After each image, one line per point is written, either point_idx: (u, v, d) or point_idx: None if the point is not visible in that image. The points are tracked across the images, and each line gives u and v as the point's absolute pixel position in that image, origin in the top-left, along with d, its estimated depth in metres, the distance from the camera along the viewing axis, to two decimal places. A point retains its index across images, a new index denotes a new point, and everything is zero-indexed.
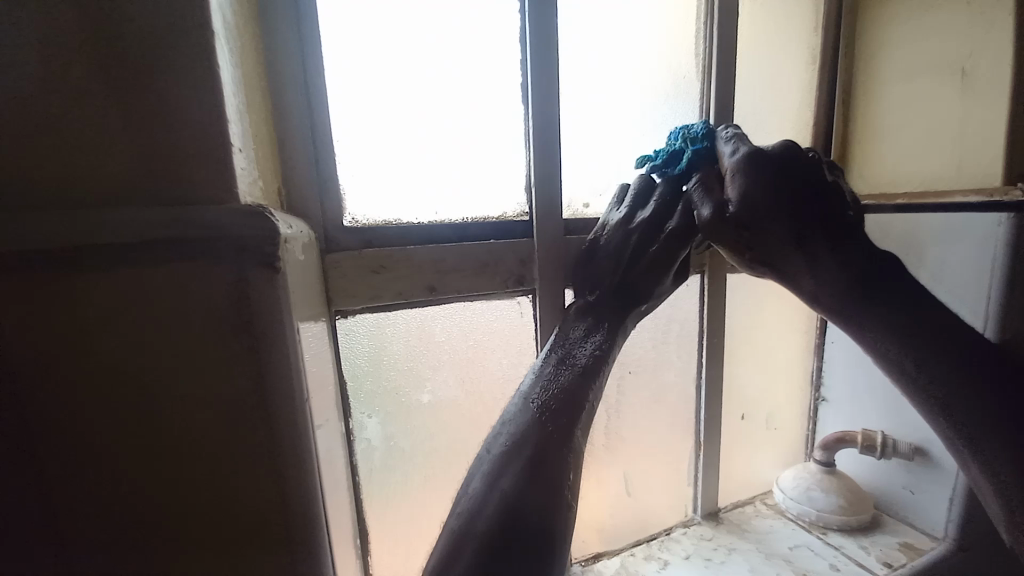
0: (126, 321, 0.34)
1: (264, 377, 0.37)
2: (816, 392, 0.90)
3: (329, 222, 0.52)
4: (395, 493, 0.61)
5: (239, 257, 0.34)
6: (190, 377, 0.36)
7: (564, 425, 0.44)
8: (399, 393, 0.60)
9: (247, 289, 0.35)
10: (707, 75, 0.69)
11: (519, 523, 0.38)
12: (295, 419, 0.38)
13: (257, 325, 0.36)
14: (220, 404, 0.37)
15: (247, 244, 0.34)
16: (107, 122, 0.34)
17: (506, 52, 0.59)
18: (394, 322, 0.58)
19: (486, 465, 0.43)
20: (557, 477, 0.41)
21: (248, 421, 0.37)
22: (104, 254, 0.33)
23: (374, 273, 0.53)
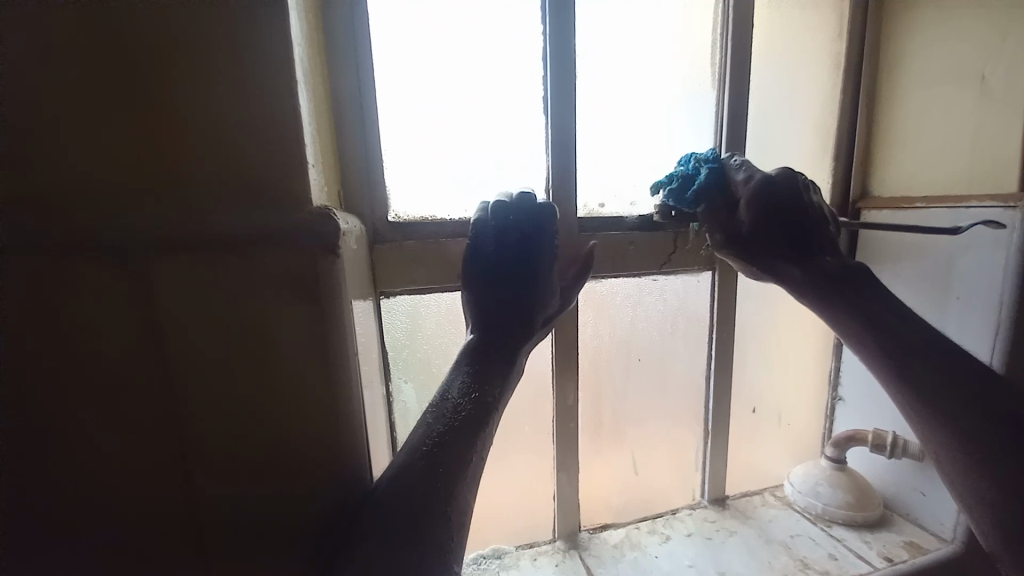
0: (215, 298, 0.42)
1: (324, 345, 0.45)
2: (832, 392, 0.92)
3: (377, 218, 0.62)
4: None
5: (311, 244, 0.43)
6: (264, 345, 0.44)
7: (474, 430, 0.46)
8: (431, 365, 0.70)
9: (315, 270, 0.43)
10: (721, 85, 0.74)
11: (425, 509, 0.41)
12: (347, 380, 0.47)
13: (321, 303, 0.44)
14: (287, 369, 0.44)
15: (316, 237, 0.43)
16: (199, 134, 0.41)
17: (531, 70, 0.67)
18: (428, 304, 0.68)
19: (400, 467, 0.44)
20: (462, 469, 0.44)
21: (308, 383, 0.45)
22: (200, 243, 0.41)
23: (412, 261, 0.63)
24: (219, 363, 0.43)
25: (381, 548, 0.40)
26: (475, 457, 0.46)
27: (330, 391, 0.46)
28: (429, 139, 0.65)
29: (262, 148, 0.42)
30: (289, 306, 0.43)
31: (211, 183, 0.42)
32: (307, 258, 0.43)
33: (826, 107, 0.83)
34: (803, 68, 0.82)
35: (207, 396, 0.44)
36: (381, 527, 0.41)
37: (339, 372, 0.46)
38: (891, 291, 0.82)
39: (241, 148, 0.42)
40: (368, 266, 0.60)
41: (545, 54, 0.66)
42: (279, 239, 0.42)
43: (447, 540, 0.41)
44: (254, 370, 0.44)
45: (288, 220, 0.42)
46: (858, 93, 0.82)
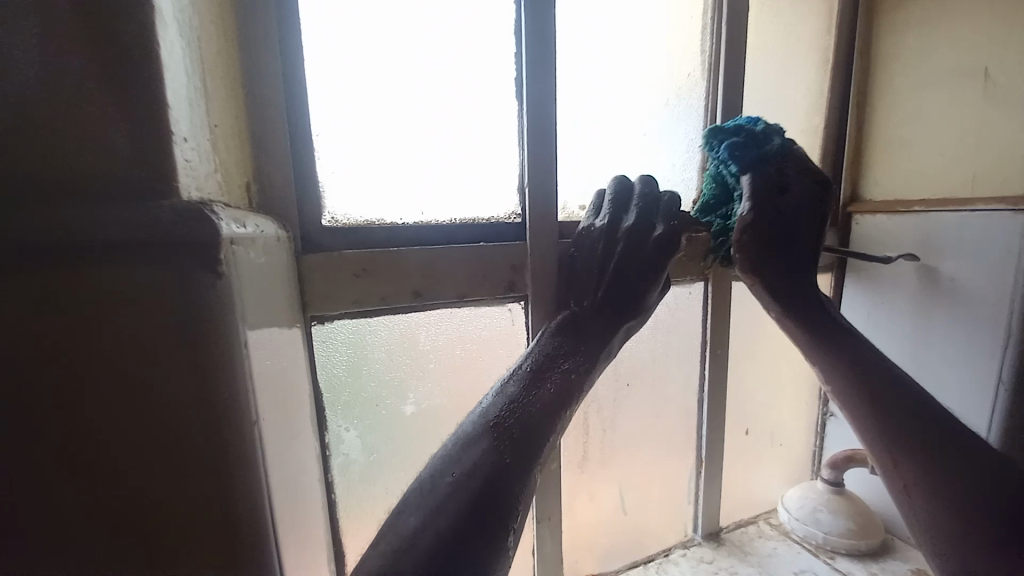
0: (33, 348, 0.27)
1: (207, 418, 0.29)
2: (824, 407, 0.87)
3: (307, 221, 0.49)
4: (375, 512, 0.57)
5: (174, 257, 0.27)
6: (114, 420, 0.28)
7: (556, 405, 0.46)
8: (380, 405, 0.56)
9: (187, 298, 0.27)
10: (714, 71, 0.65)
11: (491, 490, 0.38)
12: (251, 467, 0.30)
13: (199, 351, 0.28)
14: (155, 453, 0.29)
15: (183, 246, 0.27)
16: (5, 86, 0.26)
17: (500, 44, 0.55)
18: (376, 329, 0.54)
19: (480, 424, 0.43)
20: (540, 444, 0.43)
21: (187, 474, 0.29)
22: (14, 259, 0.26)
23: (354, 276, 0.50)
24: (46, 448, 0.28)
25: (439, 515, 0.36)
26: (543, 450, 0.43)
27: (219, 483, 0.30)
28: (375, 121, 0.51)
29: (111, 114, 0.27)
30: (152, 357, 0.28)
31: (45, 172, 0.27)
32: (175, 280, 0.27)
33: (818, 102, 0.77)
34: (797, 60, 0.75)
35: (33, 498, 0.28)
36: (441, 489, 0.38)
37: (235, 453, 0.30)
38: (887, 298, 0.77)
39: (84, 118, 0.27)
40: (293, 284, 0.46)
41: (517, 24, 0.55)
42: (128, 253, 0.27)
43: (505, 527, 0.37)
44: (102, 456, 0.28)
45: (137, 220, 0.26)
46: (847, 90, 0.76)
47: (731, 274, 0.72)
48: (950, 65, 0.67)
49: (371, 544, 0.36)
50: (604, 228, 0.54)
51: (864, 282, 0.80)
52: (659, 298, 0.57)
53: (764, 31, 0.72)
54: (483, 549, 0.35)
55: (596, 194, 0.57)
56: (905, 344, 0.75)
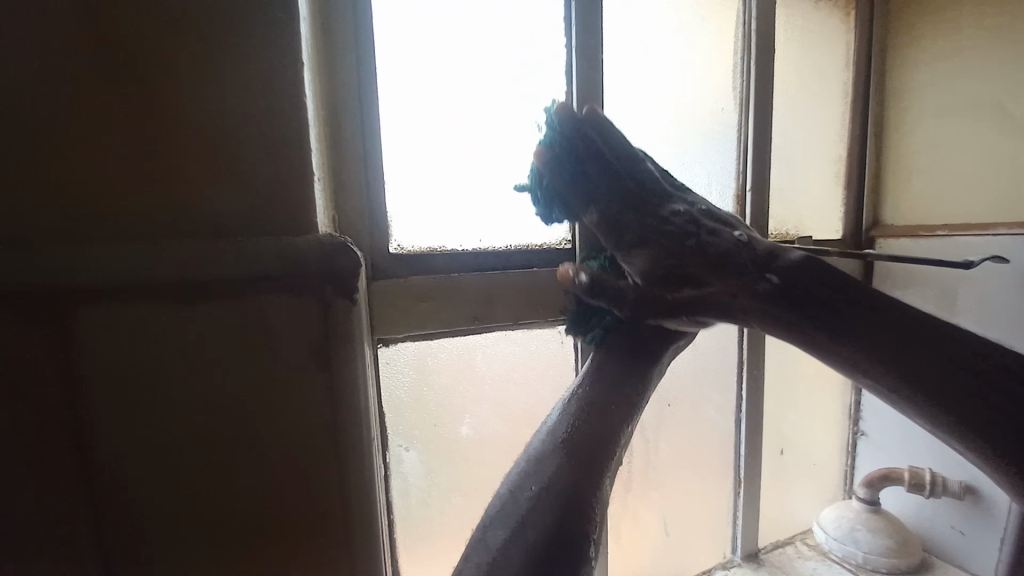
0: (194, 365, 0.32)
1: (337, 419, 0.34)
2: (854, 426, 0.88)
3: (376, 248, 0.51)
4: (432, 532, 0.58)
5: (321, 287, 0.33)
6: (267, 424, 0.33)
7: (617, 421, 0.48)
8: (438, 426, 0.57)
9: (328, 319, 0.33)
10: (746, 104, 0.69)
11: (567, 507, 0.41)
12: (367, 464, 0.36)
13: (334, 364, 0.34)
14: (294, 452, 0.34)
15: (329, 279, 0.33)
16: (178, 140, 0.31)
17: (552, 83, 0.59)
18: (436, 352, 0.56)
19: (546, 444, 0.46)
20: (608, 460, 0.45)
21: (316, 468, 0.34)
22: (184, 288, 0.31)
23: (419, 301, 0.52)
24: (197, 449, 0.32)
25: (525, 529, 0.40)
26: (610, 462, 0.46)
27: (340, 475, 0.35)
28: (440, 156, 0.55)
29: (263, 165, 0.32)
30: (293, 369, 0.33)
31: (200, 214, 0.32)
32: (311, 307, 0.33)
33: (840, 132, 0.81)
34: (820, 93, 0.79)
35: (183, 495, 0.32)
36: (522, 504, 0.42)
37: (357, 450, 0.35)
38: None
39: (240, 168, 0.32)
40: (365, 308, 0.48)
41: (568, 65, 0.59)
42: (277, 285, 0.32)
43: (586, 536, 0.40)
44: (247, 455, 0.33)
45: (287, 257, 0.32)
46: (867, 121, 0.80)
47: None
48: (969, 94, 0.71)
49: (464, 553, 0.41)
50: None
51: None
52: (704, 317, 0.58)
53: (789, 67, 0.76)
54: (567, 559, 0.39)
55: None
56: None
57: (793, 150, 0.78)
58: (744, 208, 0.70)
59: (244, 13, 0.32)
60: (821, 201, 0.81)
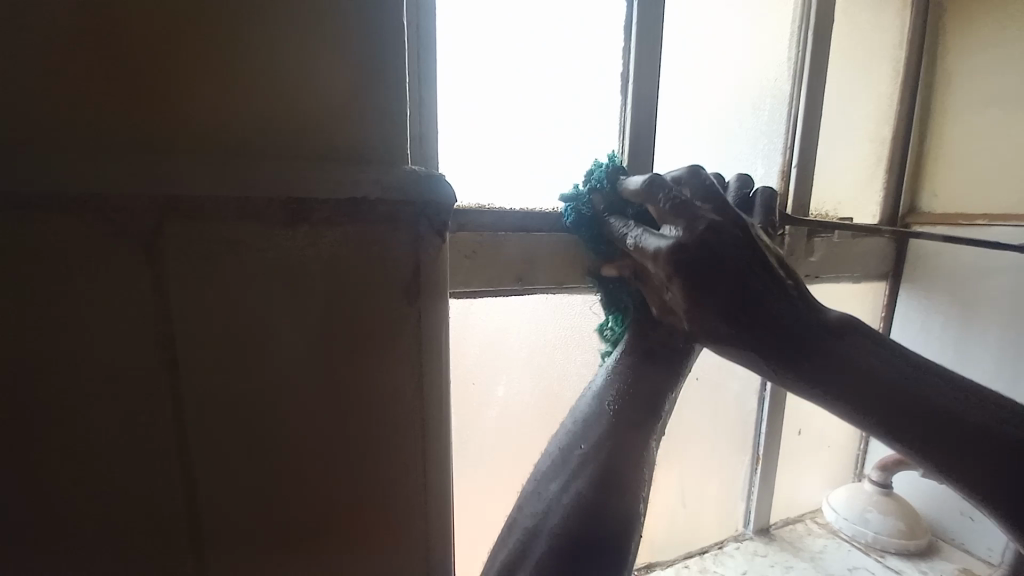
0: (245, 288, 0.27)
1: (400, 357, 0.31)
2: None
3: None
4: (463, 489, 0.59)
5: (414, 220, 0.30)
6: (348, 371, 0.30)
7: (665, 383, 0.47)
8: (476, 385, 0.58)
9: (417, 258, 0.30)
10: (800, 78, 0.67)
11: (617, 461, 0.42)
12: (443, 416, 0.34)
13: (403, 296, 0.30)
14: (377, 404, 0.31)
15: (424, 212, 0.30)
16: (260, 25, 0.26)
17: (607, 41, 0.57)
18: (477, 310, 0.56)
19: (592, 403, 0.46)
20: (655, 420, 0.45)
21: (375, 411, 0.31)
22: (267, 207, 0.27)
23: (466, 259, 0.52)
24: (245, 386, 0.28)
25: (577, 481, 0.41)
26: (657, 423, 0.46)
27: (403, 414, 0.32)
28: (490, 111, 0.53)
29: (329, 71, 0.27)
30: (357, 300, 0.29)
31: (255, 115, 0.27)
32: (377, 230, 0.29)
33: (889, 114, 0.79)
34: (870, 72, 0.77)
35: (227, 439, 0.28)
36: (573, 460, 0.42)
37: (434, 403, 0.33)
38: (938, 308, 0.79)
39: (301, 71, 0.27)
40: None
41: (627, 23, 0.56)
42: (344, 203, 0.28)
43: (636, 492, 0.41)
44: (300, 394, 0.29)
45: (358, 169, 0.28)
46: (914, 104, 0.78)
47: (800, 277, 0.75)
48: (1019, 81, 0.70)
49: (518, 505, 0.42)
50: None
51: (919, 291, 0.81)
52: None
53: (843, 43, 0.74)
54: (620, 511, 0.40)
55: None
56: (952, 352, 0.78)
57: (840, 130, 0.76)
58: (787, 185, 0.70)
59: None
60: (862, 184, 0.80)
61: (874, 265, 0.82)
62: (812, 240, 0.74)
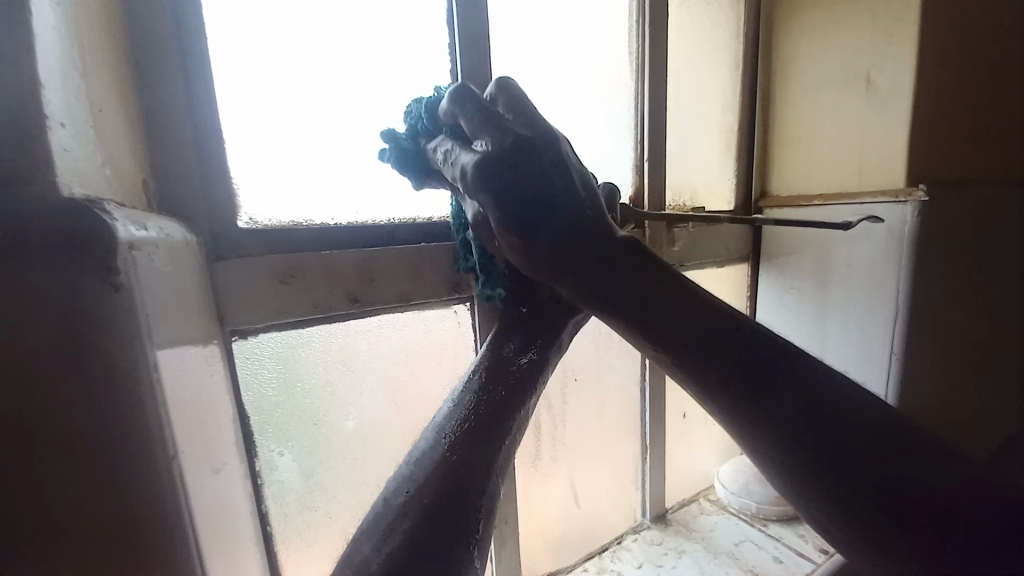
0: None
1: (121, 441, 0.27)
2: None
3: (216, 224, 0.42)
4: (317, 539, 0.52)
5: (68, 262, 0.25)
6: (34, 434, 0.25)
7: (509, 405, 0.44)
8: (318, 423, 0.51)
9: (83, 309, 0.25)
10: (641, 71, 0.68)
11: (448, 502, 0.37)
12: (168, 498, 0.28)
13: (104, 372, 0.26)
14: (67, 469, 0.26)
15: (67, 249, 0.25)
16: None
17: (429, 37, 0.54)
18: (309, 341, 0.49)
19: (431, 434, 0.42)
20: (498, 450, 0.41)
21: (92, 475, 0.27)
22: None
23: (282, 283, 0.45)
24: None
25: (391, 534, 0.35)
26: (499, 456, 0.41)
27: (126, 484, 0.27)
28: (299, 115, 0.48)
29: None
30: (45, 357, 0.25)
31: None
32: (51, 285, 0.25)
33: (733, 104, 0.83)
34: (710, 64, 0.80)
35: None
36: (394, 510, 0.37)
37: (146, 475, 0.28)
38: (792, 284, 0.85)
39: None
40: (205, 296, 0.40)
41: (449, 17, 0.54)
42: (2, 255, 0.24)
43: (467, 538, 0.35)
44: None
45: (5, 200, 0.24)
46: (754, 95, 0.83)
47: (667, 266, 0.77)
48: (840, 67, 0.74)
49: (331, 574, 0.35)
50: None
51: (775, 270, 0.88)
52: None
53: (682, 37, 0.76)
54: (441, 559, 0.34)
55: None
56: (811, 324, 0.84)
57: (689, 121, 0.79)
58: (642, 177, 0.70)
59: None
60: (715, 172, 0.84)
61: (736, 249, 0.87)
62: (673, 230, 0.76)
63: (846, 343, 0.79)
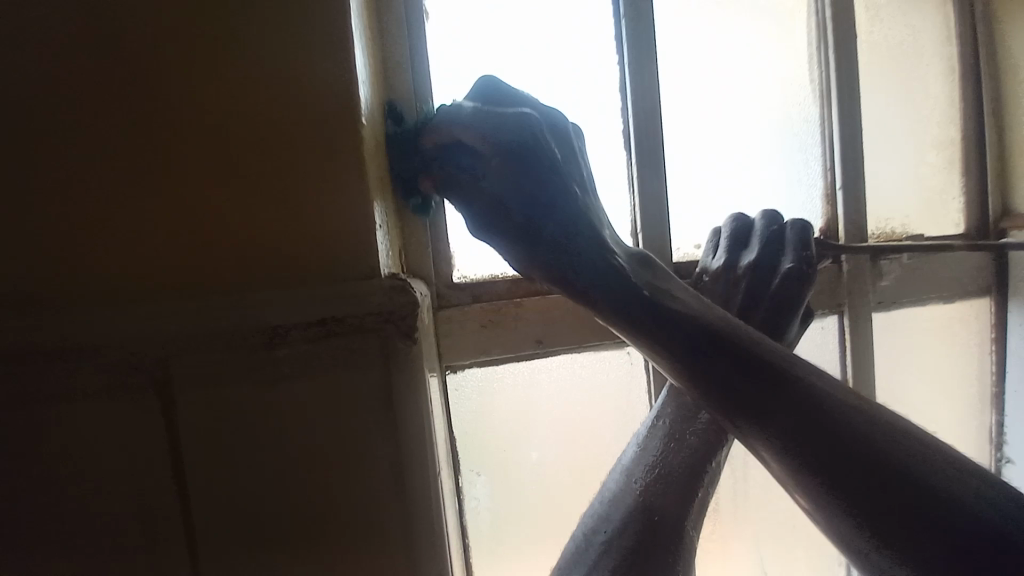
0: (285, 379, 0.36)
1: (402, 452, 0.37)
2: (997, 453, 0.74)
3: (440, 281, 0.52)
4: (507, 558, 0.58)
5: (386, 324, 0.36)
6: (349, 446, 0.36)
7: (698, 460, 0.44)
8: (508, 452, 0.57)
9: (390, 353, 0.36)
10: (828, 98, 0.64)
11: (646, 552, 0.39)
12: (431, 498, 0.38)
13: (399, 400, 0.37)
14: (367, 469, 0.37)
15: (389, 314, 0.36)
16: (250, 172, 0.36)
17: (606, 101, 0.60)
18: (501, 378, 0.56)
19: (619, 476, 0.45)
20: (689, 504, 0.42)
21: (389, 478, 0.37)
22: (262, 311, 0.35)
23: (483, 329, 0.53)
24: (266, 435, 0.36)
25: (600, 569, 0.38)
26: (691, 500, 0.42)
27: (411, 493, 0.37)
28: None
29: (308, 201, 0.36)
30: (374, 398, 0.36)
31: (282, 253, 0.36)
32: (377, 340, 0.36)
33: (952, 112, 0.70)
34: (919, 70, 0.69)
35: (247, 474, 0.36)
36: (596, 549, 0.40)
37: (421, 481, 0.38)
38: None
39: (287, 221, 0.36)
40: (433, 338, 0.50)
41: (622, 82, 0.59)
42: (342, 315, 0.36)
43: None
44: (321, 459, 0.36)
45: (347, 282, 0.36)
46: (984, 96, 0.69)
47: (870, 304, 0.67)
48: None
49: None
50: (720, 271, 0.54)
51: None
52: (798, 328, 0.55)
53: (879, 48, 0.68)
54: None
55: (709, 235, 0.58)
56: None
57: (893, 138, 0.69)
58: (835, 208, 0.65)
59: (315, 43, 0.36)
60: (934, 192, 0.71)
61: (967, 282, 0.71)
62: (877, 264, 0.67)
63: None
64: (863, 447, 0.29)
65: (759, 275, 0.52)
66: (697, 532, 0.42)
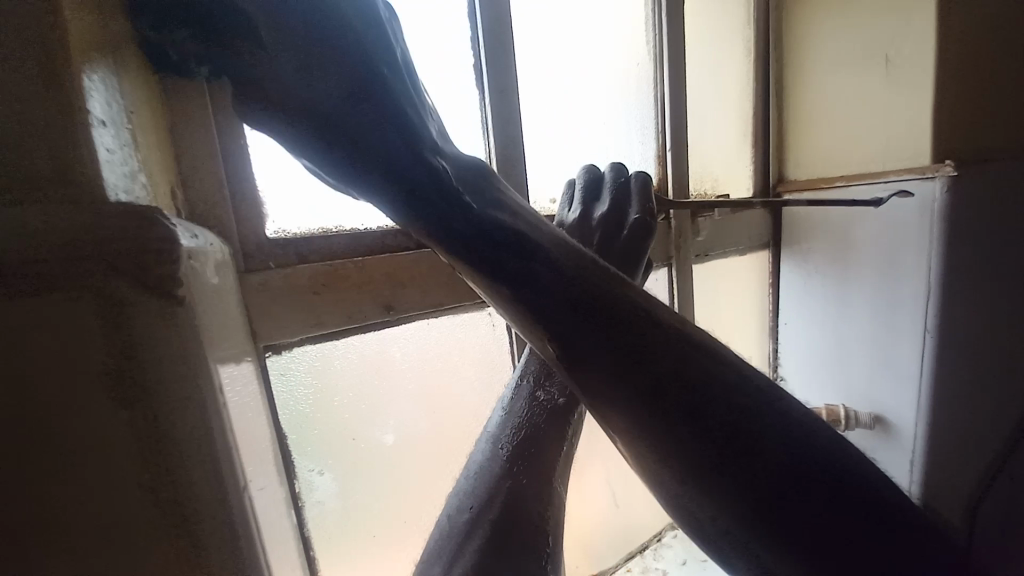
0: None
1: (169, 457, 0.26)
2: (774, 372, 0.93)
3: (247, 231, 0.40)
4: (366, 558, 0.50)
5: (120, 275, 0.25)
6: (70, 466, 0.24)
7: (563, 412, 0.42)
8: (357, 439, 0.49)
9: (129, 319, 0.25)
10: (658, 59, 0.67)
11: (513, 516, 0.35)
12: (227, 510, 0.29)
13: (155, 385, 0.26)
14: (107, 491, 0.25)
15: (124, 257, 0.25)
16: None
17: (451, 32, 0.53)
18: (343, 353, 0.47)
19: (485, 444, 0.41)
20: (555, 458, 0.40)
21: (148, 497, 0.26)
22: None
23: (312, 296, 0.42)
24: None
25: (463, 556, 0.34)
26: (559, 453, 0.40)
27: (179, 500, 0.27)
28: None
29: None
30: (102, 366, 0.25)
31: None
32: (106, 302, 0.24)
33: (748, 89, 0.81)
34: (723, 50, 0.79)
35: None
36: (460, 529, 0.35)
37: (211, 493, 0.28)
38: (816, 266, 0.83)
39: None
40: (240, 308, 0.37)
41: (471, 9, 0.53)
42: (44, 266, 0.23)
43: (533, 553, 0.34)
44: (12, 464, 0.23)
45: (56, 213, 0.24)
46: (769, 78, 0.81)
47: (691, 256, 0.76)
48: (870, 46, 0.72)
49: None
50: (576, 222, 0.54)
51: (797, 254, 0.86)
52: (642, 276, 0.58)
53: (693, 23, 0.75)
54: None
55: (564, 186, 0.56)
56: (832, 306, 0.82)
57: (705, 108, 0.78)
58: (665, 167, 0.70)
59: None
60: (732, 160, 0.83)
61: (756, 236, 0.86)
62: (697, 219, 0.75)
63: (883, 326, 0.76)
64: (788, 432, 0.25)
65: (611, 225, 0.53)
66: (565, 486, 0.40)
